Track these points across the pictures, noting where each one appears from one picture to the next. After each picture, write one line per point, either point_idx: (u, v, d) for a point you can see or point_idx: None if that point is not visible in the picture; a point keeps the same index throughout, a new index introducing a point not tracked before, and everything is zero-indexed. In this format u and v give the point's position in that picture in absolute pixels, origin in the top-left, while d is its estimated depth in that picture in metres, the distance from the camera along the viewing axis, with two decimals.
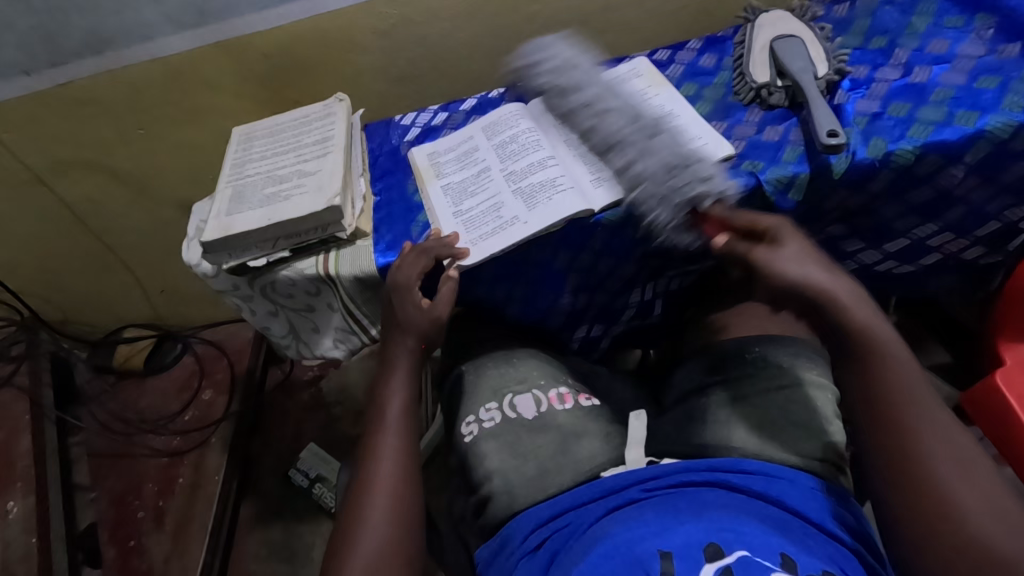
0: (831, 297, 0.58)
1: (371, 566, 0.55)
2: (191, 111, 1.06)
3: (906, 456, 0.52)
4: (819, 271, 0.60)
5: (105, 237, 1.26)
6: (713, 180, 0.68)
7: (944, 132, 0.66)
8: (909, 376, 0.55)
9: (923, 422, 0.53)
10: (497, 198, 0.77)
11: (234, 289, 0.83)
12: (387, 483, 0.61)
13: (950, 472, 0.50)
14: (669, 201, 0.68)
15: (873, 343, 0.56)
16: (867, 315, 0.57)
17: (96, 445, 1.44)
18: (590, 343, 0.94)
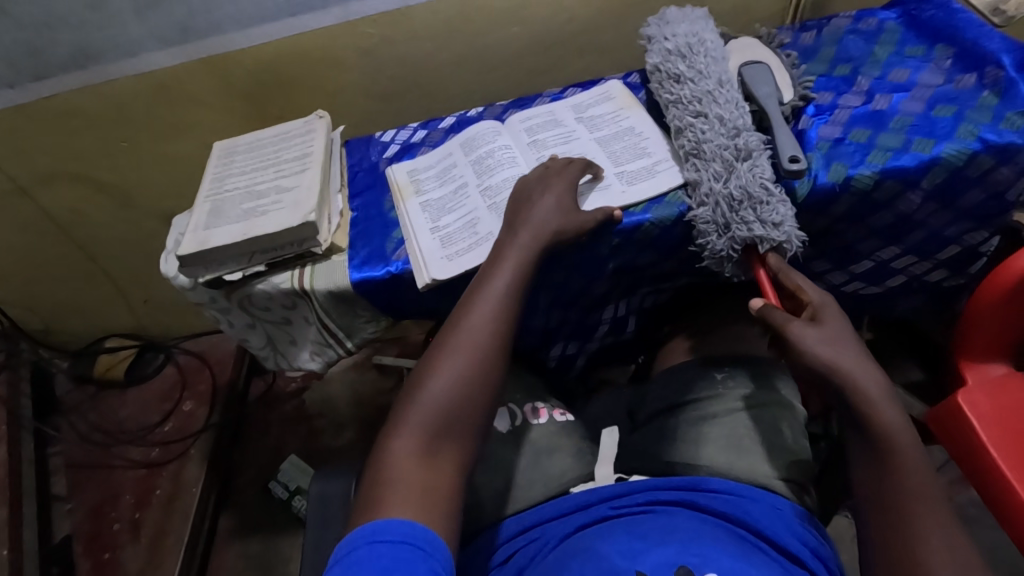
0: (850, 380, 0.57)
1: (423, 484, 0.54)
2: (175, 125, 1.07)
3: (904, 548, 0.52)
4: (846, 355, 0.58)
5: (88, 248, 1.26)
6: (777, 228, 0.67)
7: (902, 159, 0.69)
8: (921, 475, 0.54)
9: (927, 524, 0.52)
10: (473, 214, 0.79)
11: (211, 302, 0.83)
12: (455, 375, 0.60)
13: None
14: (728, 232, 0.69)
15: (888, 438, 0.56)
16: (892, 416, 0.56)
17: (74, 456, 1.43)
18: (567, 360, 0.96)
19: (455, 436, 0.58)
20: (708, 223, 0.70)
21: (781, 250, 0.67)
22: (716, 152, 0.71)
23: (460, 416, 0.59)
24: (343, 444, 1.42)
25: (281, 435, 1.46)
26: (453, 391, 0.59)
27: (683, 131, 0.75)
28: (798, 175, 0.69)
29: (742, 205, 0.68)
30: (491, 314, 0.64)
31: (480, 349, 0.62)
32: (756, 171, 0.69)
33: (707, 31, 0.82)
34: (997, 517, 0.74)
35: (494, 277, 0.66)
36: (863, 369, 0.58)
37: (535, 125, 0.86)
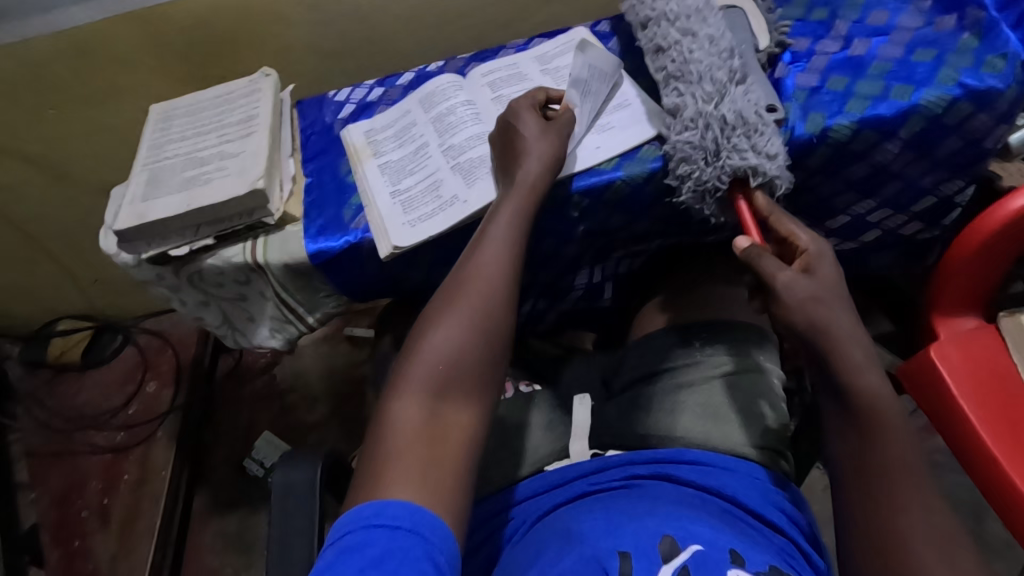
0: (834, 349, 0.55)
1: (429, 458, 0.51)
2: (107, 90, 0.98)
3: (882, 519, 0.52)
4: (834, 315, 0.56)
5: (25, 226, 1.18)
6: (773, 161, 0.64)
7: (879, 107, 0.66)
8: (898, 444, 0.54)
9: (905, 495, 0.52)
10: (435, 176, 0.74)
11: (159, 279, 0.77)
12: (458, 332, 0.57)
13: (926, 553, 0.50)
14: (718, 160, 0.64)
15: (872, 408, 0.55)
16: (877, 383, 0.55)
17: (34, 444, 1.37)
18: (536, 316, 0.92)
19: (464, 396, 0.55)
20: (691, 151, 0.66)
21: (770, 186, 0.64)
22: (705, 72, 0.68)
23: (468, 373, 0.56)
24: (317, 419, 1.39)
25: (252, 413, 1.41)
26: (457, 348, 0.56)
27: (669, 51, 0.71)
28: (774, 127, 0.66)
29: (735, 130, 0.64)
30: (494, 268, 0.61)
31: (483, 301, 0.59)
32: (748, 98, 0.66)
33: None
34: (964, 465, 0.75)
35: (490, 230, 0.63)
36: (849, 332, 0.56)
37: (497, 79, 0.81)
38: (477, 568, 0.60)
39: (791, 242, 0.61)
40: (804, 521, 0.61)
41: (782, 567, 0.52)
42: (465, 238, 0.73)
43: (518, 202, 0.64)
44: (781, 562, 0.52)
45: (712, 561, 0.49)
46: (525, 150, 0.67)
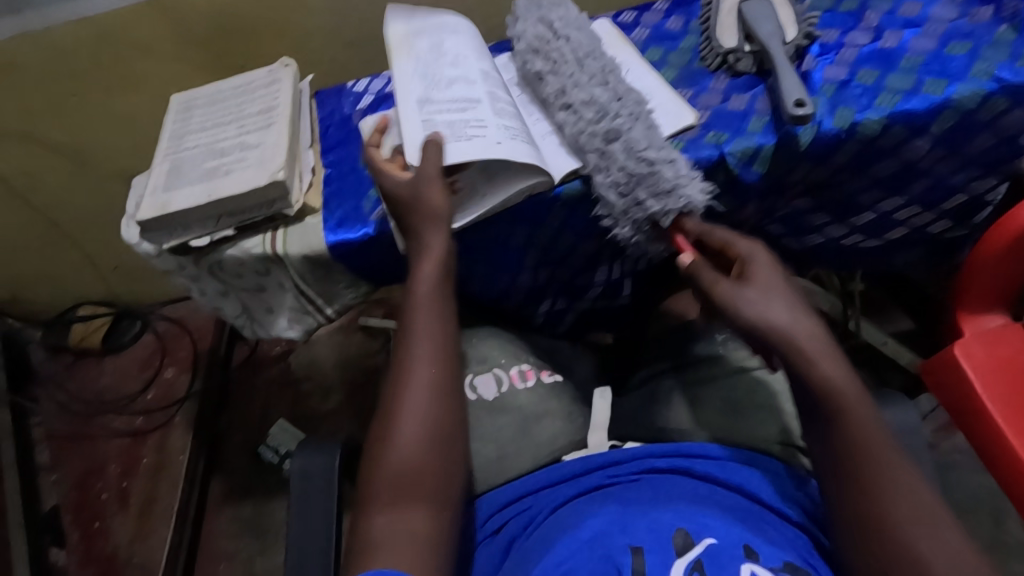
0: (785, 347, 0.56)
1: (404, 543, 0.54)
2: (129, 78, 0.99)
3: (871, 502, 0.52)
4: (773, 317, 0.56)
5: (46, 212, 1.19)
6: (670, 198, 0.64)
7: (911, 102, 0.64)
8: (867, 429, 0.54)
9: (889, 478, 0.52)
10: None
11: (180, 269, 0.78)
12: (414, 425, 0.59)
13: (921, 535, 0.50)
14: (628, 217, 0.66)
15: (830, 398, 0.55)
16: (834, 368, 0.55)
17: (55, 427, 1.40)
18: (555, 316, 0.91)
19: (421, 481, 0.58)
20: (609, 211, 0.67)
21: (688, 212, 0.65)
22: (586, 142, 0.66)
23: (433, 456, 0.59)
24: (331, 408, 1.41)
25: (266, 400, 1.43)
26: (418, 438, 0.59)
27: (560, 128, 0.70)
28: (802, 121, 0.64)
29: (631, 187, 0.64)
30: (426, 349, 0.63)
31: (428, 388, 0.61)
32: (634, 145, 0.65)
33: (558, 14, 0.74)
34: (986, 465, 0.75)
35: (418, 311, 0.64)
36: (796, 327, 0.56)
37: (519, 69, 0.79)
38: (490, 555, 0.60)
39: (726, 251, 0.64)
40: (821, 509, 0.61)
41: (797, 563, 0.52)
42: (483, 231, 0.73)
43: (437, 274, 0.65)
44: (796, 557, 0.52)
45: (726, 555, 0.49)
46: (429, 217, 0.64)
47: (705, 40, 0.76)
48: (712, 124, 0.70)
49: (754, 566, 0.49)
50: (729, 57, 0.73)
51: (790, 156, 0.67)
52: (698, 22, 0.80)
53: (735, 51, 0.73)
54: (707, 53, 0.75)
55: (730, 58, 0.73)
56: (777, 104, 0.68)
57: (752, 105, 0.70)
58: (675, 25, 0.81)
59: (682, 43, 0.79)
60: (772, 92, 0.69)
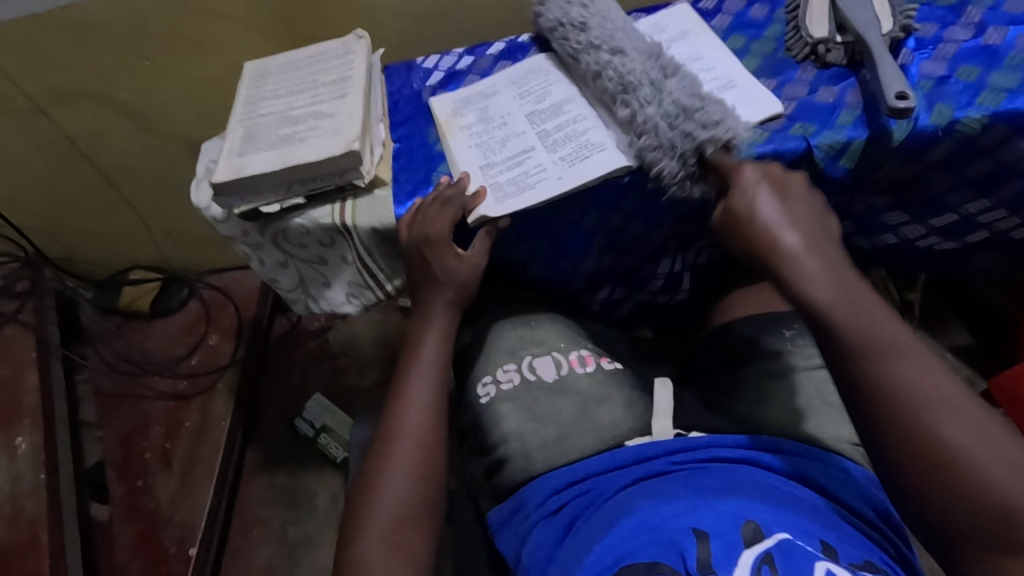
0: (788, 261, 0.54)
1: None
2: (200, 44, 1.00)
3: (885, 367, 0.48)
4: (791, 233, 0.55)
5: (108, 173, 1.22)
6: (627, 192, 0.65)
7: (1017, 101, 0.61)
8: (879, 321, 0.49)
9: (909, 371, 0.47)
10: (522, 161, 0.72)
11: (244, 236, 0.78)
12: (400, 487, 0.59)
13: (947, 420, 0.45)
14: None
15: (843, 312, 0.50)
16: (829, 284, 0.52)
17: (102, 385, 1.43)
18: (611, 305, 0.91)
19: (419, 514, 0.59)
20: (654, 147, 0.64)
21: (731, 145, 0.63)
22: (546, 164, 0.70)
23: (417, 522, 0.59)
24: (368, 383, 1.42)
25: (304, 372, 1.46)
26: (410, 496, 0.59)
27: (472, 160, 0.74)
28: (901, 115, 0.61)
29: (682, 119, 0.64)
30: (423, 388, 0.66)
31: (419, 450, 0.62)
32: (675, 101, 0.65)
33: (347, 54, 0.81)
34: None
35: (416, 378, 0.66)
36: (802, 240, 0.55)
37: None
38: (552, 531, 0.60)
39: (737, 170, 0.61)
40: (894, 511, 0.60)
41: (877, 564, 0.50)
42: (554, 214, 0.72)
43: (440, 345, 0.69)
44: (875, 557, 0.50)
45: (800, 552, 0.47)
46: (444, 293, 0.71)
47: (793, 28, 0.74)
48: (797, 115, 0.68)
49: (830, 564, 0.47)
50: (819, 48, 0.71)
51: (880, 151, 0.65)
52: (783, 11, 0.78)
53: (826, 41, 0.71)
54: (794, 42, 0.73)
55: (820, 48, 0.70)
56: (872, 97, 0.66)
57: (841, 98, 0.68)
58: (759, 12, 0.79)
59: (766, 32, 0.77)
60: (865, 85, 0.67)
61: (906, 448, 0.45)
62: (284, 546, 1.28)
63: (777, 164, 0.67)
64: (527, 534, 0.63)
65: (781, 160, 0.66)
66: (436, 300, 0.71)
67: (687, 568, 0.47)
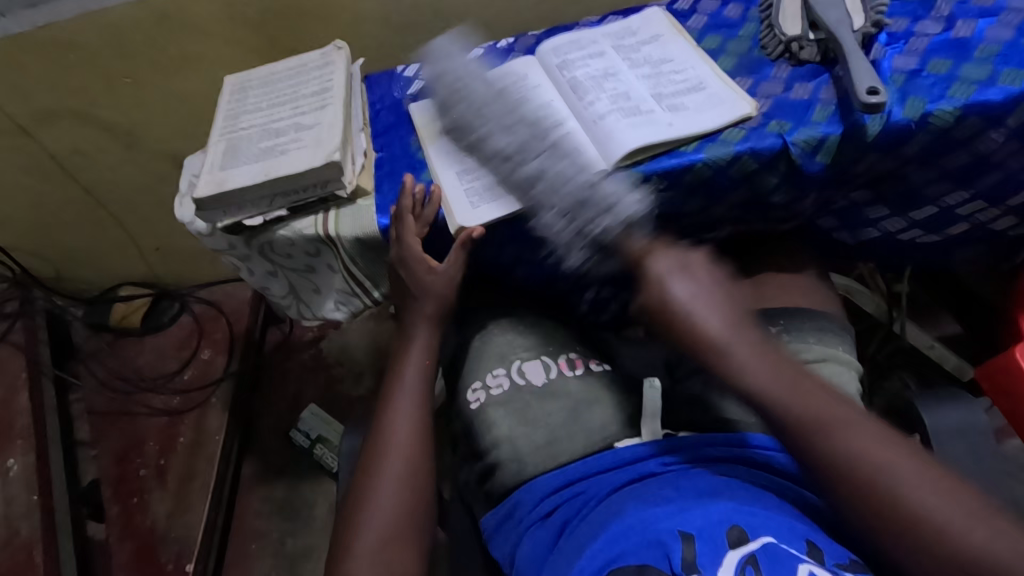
0: (717, 359, 0.55)
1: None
2: (181, 59, 1.00)
3: (830, 436, 0.49)
4: (712, 315, 0.56)
5: (94, 191, 1.22)
6: (616, 208, 0.64)
7: (987, 92, 0.62)
8: (811, 398, 0.51)
9: (850, 440, 0.48)
10: (510, 155, 0.69)
11: (231, 248, 0.78)
12: (394, 492, 0.60)
13: (910, 482, 0.46)
14: (575, 243, 0.65)
15: (773, 398, 0.52)
16: (746, 352, 0.54)
17: (96, 403, 1.43)
18: (599, 306, 0.88)
19: (414, 523, 0.59)
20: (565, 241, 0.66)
21: (630, 224, 0.63)
22: (522, 150, 0.69)
23: (412, 528, 0.59)
24: (362, 392, 1.42)
25: (299, 384, 1.45)
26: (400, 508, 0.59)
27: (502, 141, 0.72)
28: (874, 110, 0.63)
29: (577, 214, 0.64)
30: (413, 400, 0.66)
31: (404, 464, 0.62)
32: (562, 175, 0.66)
33: (330, 67, 0.82)
34: None
35: (400, 387, 0.67)
36: (724, 332, 0.55)
37: (569, 57, 0.79)
38: (544, 536, 0.61)
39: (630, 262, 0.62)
40: None
41: (863, 562, 0.50)
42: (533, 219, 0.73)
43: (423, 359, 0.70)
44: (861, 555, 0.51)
45: (783, 554, 0.47)
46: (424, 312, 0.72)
47: (767, 27, 0.75)
48: (773, 113, 0.69)
49: (812, 566, 0.47)
50: (792, 45, 0.72)
51: (856, 147, 0.66)
52: (757, 9, 0.79)
53: (799, 39, 0.71)
54: (768, 40, 0.74)
55: (794, 45, 0.71)
56: (845, 92, 0.67)
57: (816, 95, 0.68)
58: (733, 12, 0.79)
59: (741, 31, 0.78)
60: (839, 80, 0.68)
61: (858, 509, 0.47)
62: (283, 559, 1.27)
63: (755, 162, 0.67)
64: (520, 539, 0.63)
65: (758, 158, 0.67)
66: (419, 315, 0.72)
67: (673, 570, 0.47)
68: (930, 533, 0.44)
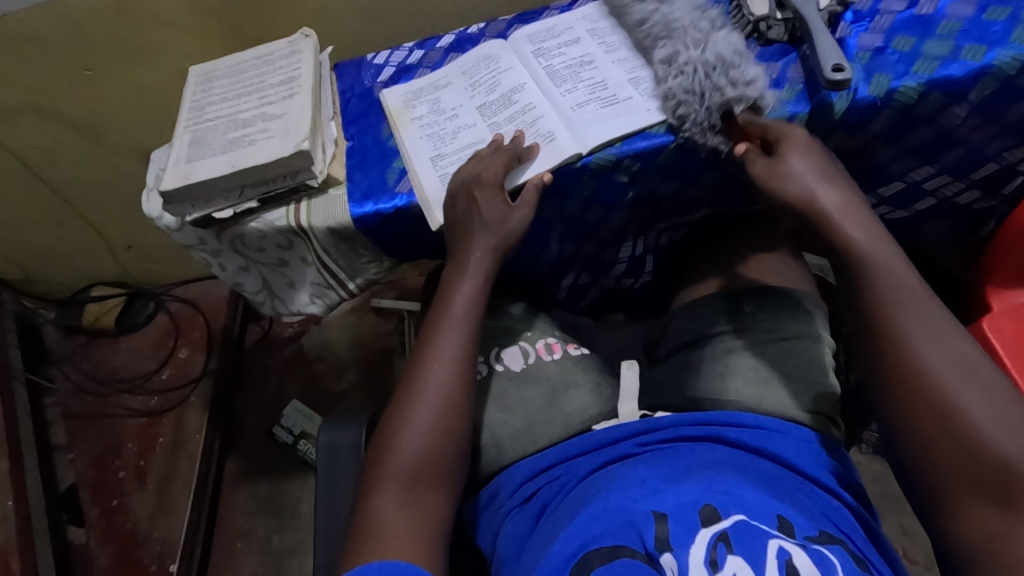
0: (828, 221, 0.59)
1: (406, 536, 0.55)
2: (145, 51, 0.98)
3: (896, 317, 0.55)
4: (830, 191, 0.60)
5: (60, 189, 1.19)
6: (753, 84, 0.65)
7: (950, 68, 0.63)
8: (899, 268, 0.56)
9: (921, 319, 0.54)
10: (683, 19, 0.72)
11: (201, 243, 0.77)
12: (423, 444, 0.59)
13: (964, 394, 0.50)
14: (707, 99, 0.66)
15: (862, 261, 0.57)
16: (855, 223, 0.58)
17: (72, 407, 1.40)
18: (578, 291, 0.92)
19: (431, 484, 0.59)
20: (684, 95, 0.67)
21: (758, 104, 0.66)
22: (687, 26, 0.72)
23: (433, 482, 0.59)
24: (345, 387, 1.41)
25: (281, 380, 1.43)
26: (409, 524, 0.56)
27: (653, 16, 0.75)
28: (840, 86, 0.63)
29: (716, 72, 0.66)
30: (457, 343, 0.64)
31: (411, 480, 0.58)
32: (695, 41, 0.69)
33: (299, 55, 0.80)
34: None
35: (443, 328, 0.65)
36: (840, 203, 0.59)
37: (544, 44, 0.79)
38: (523, 520, 0.61)
39: (766, 134, 0.64)
40: (852, 475, 0.62)
41: (832, 532, 0.51)
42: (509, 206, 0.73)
43: (451, 369, 0.63)
44: (830, 526, 0.52)
45: (754, 530, 0.48)
46: (454, 312, 0.65)
47: (735, 7, 0.75)
48: None
49: (783, 540, 0.48)
50: (760, 24, 0.72)
51: (823, 125, 0.67)
52: None
53: (767, 19, 0.72)
54: (737, 20, 0.74)
55: (761, 25, 0.72)
56: (812, 71, 0.67)
57: (784, 74, 0.69)
58: None
59: None
60: (806, 59, 0.69)
61: (898, 374, 0.53)
62: (269, 556, 1.27)
63: (725, 142, 0.67)
64: (500, 525, 0.63)
65: (729, 137, 0.67)
66: (446, 313, 0.66)
67: (646, 550, 0.48)
68: (964, 427, 0.49)
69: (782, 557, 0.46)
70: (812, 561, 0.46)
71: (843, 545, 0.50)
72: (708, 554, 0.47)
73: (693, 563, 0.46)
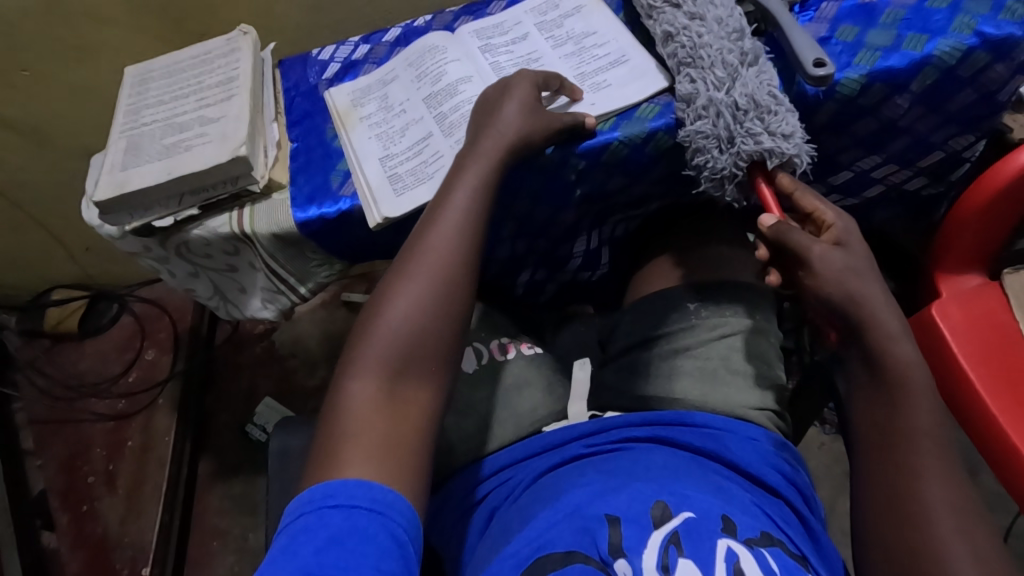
0: (880, 342, 0.56)
1: (387, 434, 0.51)
2: (82, 48, 0.94)
3: (904, 447, 0.54)
4: (889, 317, 0.57)
5: (9, 193, 1.15)
6: (788, 138, 0.60)
7: (890, 59, 0.62)
8: (922, 397, 0.55)
9: (925, 457, 0.53)
10: (733, 29, 0.66)
11: (146, 251, 0.75)
12: (416, 317, 0.56)
13: (949, 528, 0.50)
14: (731, 147, 0.61)
15: (903, 374, 0.56)
16: (909, 354, 0.56)
17: (37, 413, 1.38)
18: (535, 287, 0.92)
19: (417, 377, 0.54)
20: (704, 138, 0.63)
21: (788, 163, 0.61)
22: (715, 56, 0.64)
23: (413, 363, 0.55)
24: (316, 383, 1.40)
25: (252, 378, 1.42)
26: (383, 407, 0.52)
27: (677, 36, 0.67)
28: (822, 82, 0.61)
29: (747, 115, 0.61)
30: (456, 238, 0.60)
31: (397, 364, 0.54)
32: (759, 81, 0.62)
33: (241, 53, 0.78)
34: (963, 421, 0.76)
35: (445, 219, 0.60)
36: (883, 305, 0.57)
37: (492, 40, 0.77)
38: (473, 525, 0.62)
39: (815, 218, 0.61)
40: (802, 481, 0.62)
41: (773, 531, 0.52)
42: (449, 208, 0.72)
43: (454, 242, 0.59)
44: (773, 526, 0.53)
45: (703, 530, 0.48)
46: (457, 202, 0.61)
47: None
48: None
49: (730, 541, 0.48)
50: None
51: None
52: None
53: None
54: None
55: None
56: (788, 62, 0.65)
57: None
58: None
59: None
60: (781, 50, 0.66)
61: (898, 486, 0.53)
62: (246, 554, 1.26)
63: (670, 137, 0.68)
64: (450, 530, 0.64)
65: (672, 135, 0.67)
66: (447, 201, 0.61)
67: (601, 554, 0.47)
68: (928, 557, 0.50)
69: (730, 559, 0.46)
70: (758, 564, 0.46)
71: (783, 546, 0.50)
72: (660, 558, 0.46)
73: (646, 568, 0.46)
